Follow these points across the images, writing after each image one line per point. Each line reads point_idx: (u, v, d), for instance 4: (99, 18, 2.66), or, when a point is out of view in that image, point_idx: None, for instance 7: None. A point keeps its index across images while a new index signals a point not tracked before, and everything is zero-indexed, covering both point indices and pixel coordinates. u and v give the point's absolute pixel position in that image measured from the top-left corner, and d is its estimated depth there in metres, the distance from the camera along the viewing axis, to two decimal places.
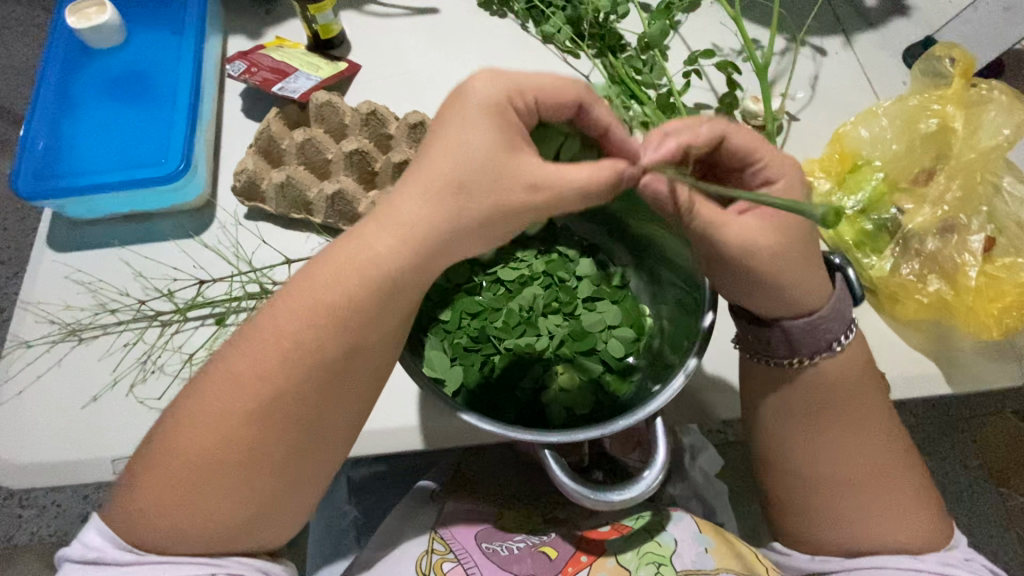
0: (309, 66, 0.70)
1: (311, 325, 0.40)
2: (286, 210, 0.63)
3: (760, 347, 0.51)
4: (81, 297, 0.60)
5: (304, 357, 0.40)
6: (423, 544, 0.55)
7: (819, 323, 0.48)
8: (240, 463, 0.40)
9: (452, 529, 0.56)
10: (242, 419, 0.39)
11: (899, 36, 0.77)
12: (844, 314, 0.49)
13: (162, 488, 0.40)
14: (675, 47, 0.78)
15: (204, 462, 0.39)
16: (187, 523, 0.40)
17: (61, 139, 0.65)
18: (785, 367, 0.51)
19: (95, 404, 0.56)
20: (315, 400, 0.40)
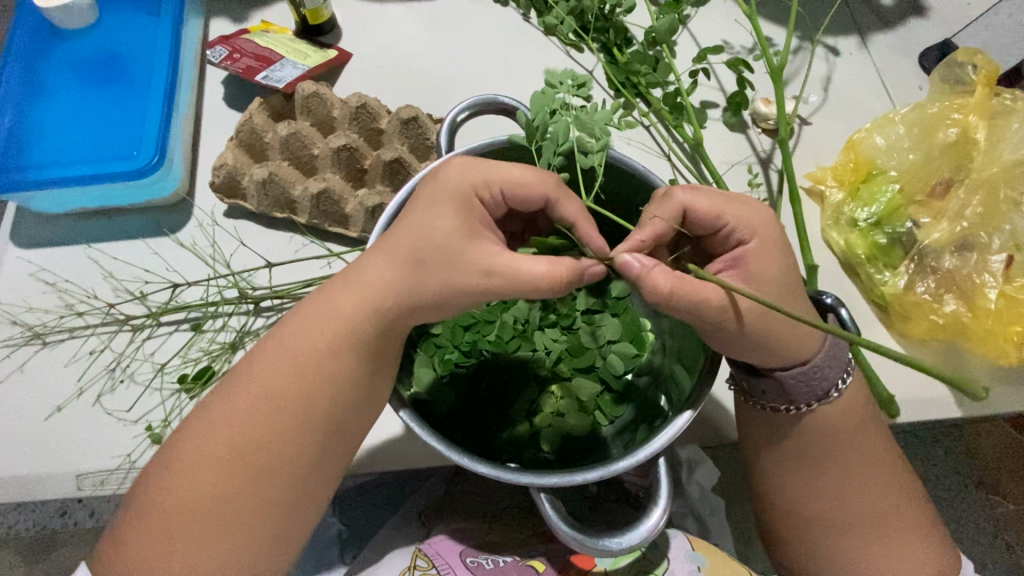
0: (295, 54, 0.66)
1: (283, 370, 0.42)
2: (268, 209, 0.59)
3: (808, 386, 0.45)
4: (46, 298, 0.56)
5: (263, 388, 0.42)
6: (406, 560, 0.52)
7: (814, 372, 0.45)
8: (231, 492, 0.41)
9: (435, 546, 0.52)
10: (232, 449, 0.41)
11: (917, 38, 0.74)
12: (839, 358, 0.46)
13: (165, 522, 0.41)
14: (683, 44, 0.74)
15: (200, 483, 0.41)
16: (182, 552, 0.40)
17: (28, 126, 0.60)
18: (831, 396, 0.46)
19: (59, 415, 0.52)
20: (295, 435, 0.42)
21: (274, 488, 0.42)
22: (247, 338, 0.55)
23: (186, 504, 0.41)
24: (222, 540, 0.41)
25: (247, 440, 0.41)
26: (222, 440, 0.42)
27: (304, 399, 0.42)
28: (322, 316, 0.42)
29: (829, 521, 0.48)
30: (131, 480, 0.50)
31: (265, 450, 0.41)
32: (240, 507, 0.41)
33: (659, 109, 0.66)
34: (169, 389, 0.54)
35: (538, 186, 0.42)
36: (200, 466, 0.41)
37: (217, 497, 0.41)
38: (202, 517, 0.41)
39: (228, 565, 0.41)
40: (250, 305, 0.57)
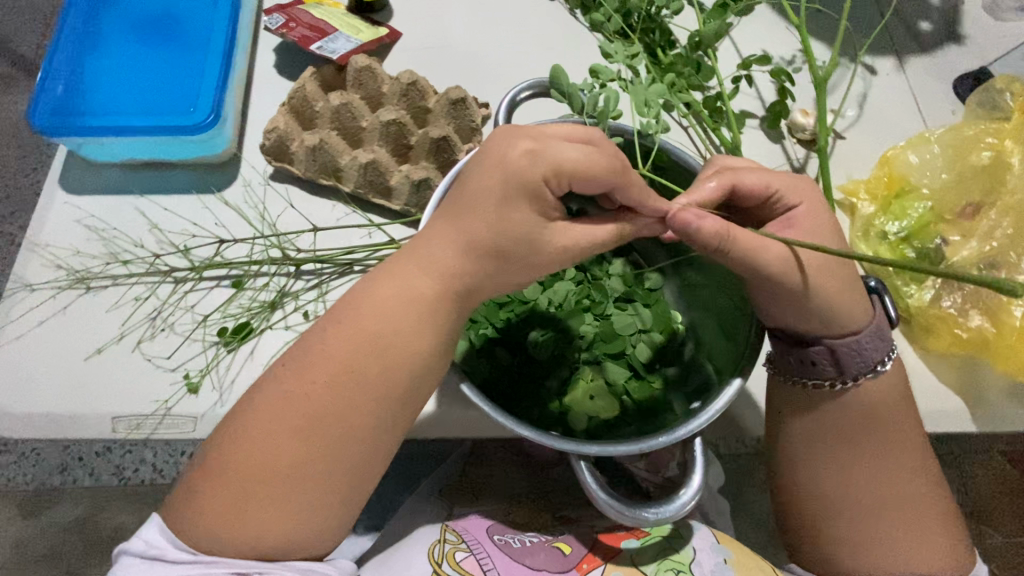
0: (349, 28, 0.67)
1: (334, 329, 0.43)
2: (315, 175, 0.60)
3: (852, 357, 0.47)
4: (93, 244, 0.57)
5: (313, 345, 0.43)
6: (435, 533, 0.52)
7: (865, 344, 0.47)
8: (274, 446, 0.41)
9: (463, 523, 0.54)
10: (279, 404, 0.42)
11: (953, 64, 0.75)
12: (886, 337, 0.48)
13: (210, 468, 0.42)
14: (726, 50, 0.75)
15: (246, 434, 0.42)
16: (224, 501, 0.41)
17: (85, 76, 0.61)
18: (875, 372, 0.48)
19: (99, 357, 0.53)
20: (338, 393, 0.42)
21: (317, 443, 0.42)
22: (287, 299, 0.56)
23: (233, 450, 0.42)
24: (266, 487, 0.41)
25: (294, 395, 0.42)
26: (271, 392, 0.43)
27: (349, 360, 0.42)
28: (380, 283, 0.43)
29: (848, 517, 0.50)
30: (165, 426, 0.51)
31: (313, 406, 0.42)
32: (281, 462, 0.41)
33: (699, 112, 0.68)
34: (209, 341, 0.55)
35: (605, 165, 0.40)
36: (246, 417, 0.42)
37: (259, 450, 0.41)
38: (246, 469, 0.41)
39: (269, 514, 0.41)
40: (292, 267, 0.58)
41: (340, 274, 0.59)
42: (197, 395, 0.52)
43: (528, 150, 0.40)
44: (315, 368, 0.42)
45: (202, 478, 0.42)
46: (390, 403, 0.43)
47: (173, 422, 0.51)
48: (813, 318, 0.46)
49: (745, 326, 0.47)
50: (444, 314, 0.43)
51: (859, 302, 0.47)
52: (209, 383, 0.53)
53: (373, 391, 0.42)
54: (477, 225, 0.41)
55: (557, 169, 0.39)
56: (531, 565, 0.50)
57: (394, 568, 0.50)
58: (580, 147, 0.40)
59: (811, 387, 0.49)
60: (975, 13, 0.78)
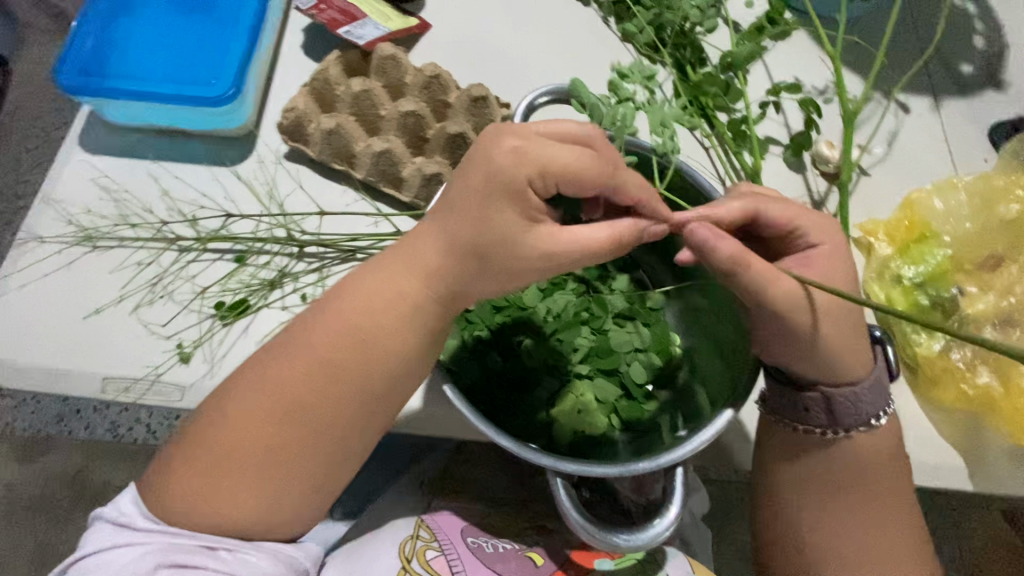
0: (379, 15, 0.67)
1: (321, 324, 0.43)
2: (328, 158, 0.60)
3: (847, 407, 0.46)
4: (104, 204, 0.58)
5: (299, 337, 0.43)
6: (407, 528, 0.53)
7: (862, 397, 0.46)
8: (250, 436, 0.41)
9: (438, 520, 0.54)
10: (257, 400, 0.42)
11: (991, 110, 0.73)
12: (884, 390, 0.47)
13: (184, 447, 0.42)
14: (757, 74, 0.74)
15: (222, 422, 0.42)
16: (193, 480, 0.41)
17: (115, 37, 0.62)
18: (868, 425, 0.47)
19: (97, 317, 0.54)
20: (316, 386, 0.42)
21: (310, 428, 0.42)
22: (287, 279, 0.57)
23: (226, 425, 0.41)
24: (252, 472, 0.41)
25: (271, 388, 0.42)
26: (252, 384, 0.42)
27: (330, 357, 0.42)
28: (367, 285, 0.43)
29: (827, 563, 0.48)
30: (154, 393, 0.52)
31: (290, 398, 0.42)
32: (256, 449, 0.41)
33: (720, 133, 0.67)
34: (205, 313, 0.55)
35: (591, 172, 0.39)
36: (223, 405, 0.42)
37: (233, 440, 0.41)
38: (219, 453, 0.41)
39: (239, 499, 0.41)
40: (295, 248, 0.58)
41: (342, 260, 0.58)
42: (188, 365, 0.52)
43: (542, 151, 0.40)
44: (296, 360, 0.42)
45: (183, 453, 0.42)
46: (382, 396, 0.43)
47: (162, 389, 0.52)
48: (812, 364, 0.45)
49: (743, 356, 0.46)
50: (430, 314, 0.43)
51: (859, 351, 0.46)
52: (201, 355, 0.53)
53: (370, 382, 0.42)
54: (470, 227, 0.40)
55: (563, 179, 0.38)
56: (501, 572, 0.51)
57: (361, 562, 0.51)
58: (571, 149, 0.40)
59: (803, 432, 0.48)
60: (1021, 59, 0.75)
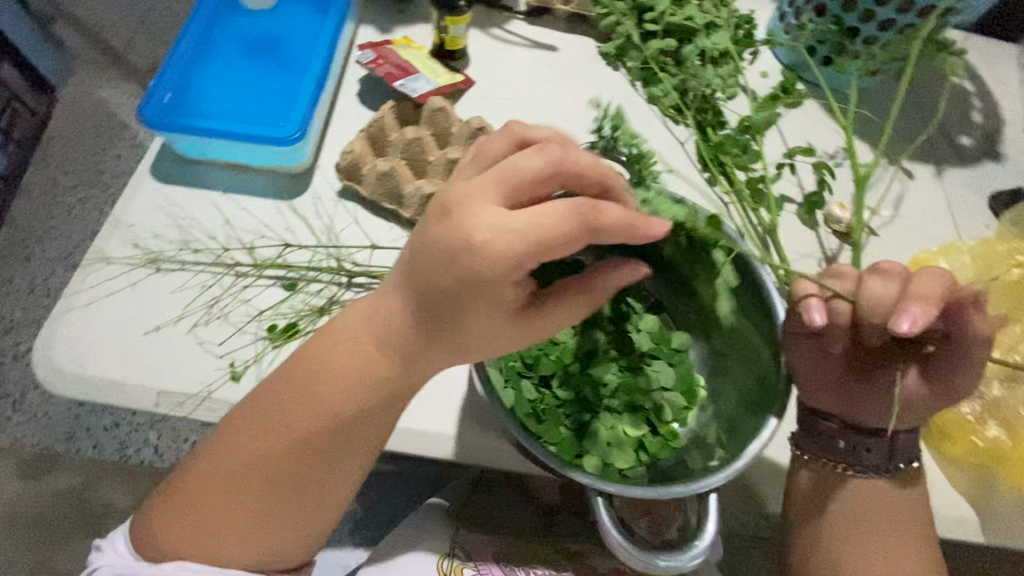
0: (430, 71, 0.74)
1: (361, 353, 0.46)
2: (379, 198, 0.65)
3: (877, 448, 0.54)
4: (168, 229, 0.63)
5: (360, 353, 0.46)
6: (442, 552, 0.56)
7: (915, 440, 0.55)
8: (267, 453, 0.47)
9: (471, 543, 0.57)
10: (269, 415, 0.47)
11: (989, 180, 0.79)
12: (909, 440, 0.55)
13: (189, 513, 0.48)
14: (772, 138, 0.80)
15: (257, 445, 0.47)
16: (213, 543, 0.48)
17: (194, 80, 0.68)
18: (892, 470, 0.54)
19: (156, 334, 0.57)
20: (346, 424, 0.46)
21: (287, 414, 0.46)
22: (335, 306, 0.60)
23: (248, 432, 0.47)
24: (244, 515, 0.48)
25: (283, 413, 0.46)
26: (284, 406, 0.47)
27: (342, 376, 0.46)
28: (379, 309, 0.45)
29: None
30: (204, 408, 0.54)
31: (292, 416, 0.46)
32: (241, 489, 0.47)
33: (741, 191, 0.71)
34: (258, 335, 0.58)
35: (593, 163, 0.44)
36: (267, 429, 0.47)
37: (264, 475, 0.47)
38: (202, 493, 0.48)
39: (254, 533, 0.48)
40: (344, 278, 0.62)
41: None
42: (238, 383, 0.55)
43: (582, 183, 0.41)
44: (325, 366, 0.46)
45: (198, 478, 0.48)
46: (316, 400, 0.46)
47: (212, 405, 0.54)
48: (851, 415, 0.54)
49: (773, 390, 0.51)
50: (409, 302, 0.44)
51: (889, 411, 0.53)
52: (253, 375, 0.56)
53: (326, 409, 0.46)
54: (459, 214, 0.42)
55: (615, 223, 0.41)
56: None
57: None
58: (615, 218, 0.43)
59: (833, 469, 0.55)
60: (1015, 136, 0.82)
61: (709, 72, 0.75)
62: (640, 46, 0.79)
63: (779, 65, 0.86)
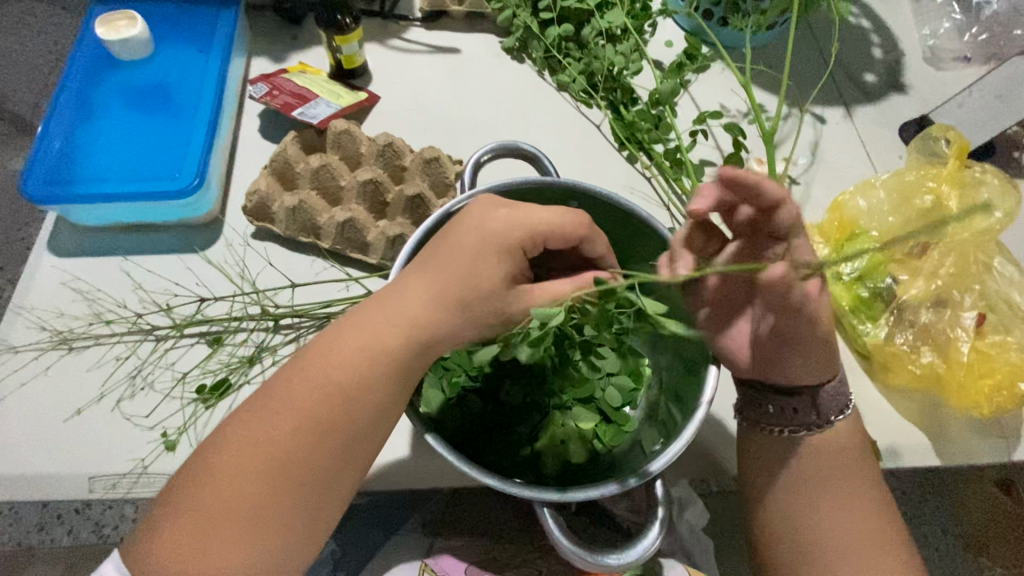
0: (329, 94, 0.71)
1: (379, 336, 0.44)
2: (294, 233, 0.63)
3: (797, 414, 0.53)
4: (76, 305, 0.59)
5: (376, 339, 0.44)
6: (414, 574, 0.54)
7: (840, 389, 0.52)
8: (266, 452, 0.43)
9: (442, 562, 0.55)
10: (268, 417, 0.44)
11: (895, 112, 0.81)
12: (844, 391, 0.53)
13: (183, 523, 0.42)
14: (685, 105, 0.80)
15: (253, 445, 0.43)
16: (206, 556, 0.41)
17: (79, 145, 0.65)
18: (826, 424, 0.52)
19: (79, 417, 0.54)
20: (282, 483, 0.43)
21: (282, 416, 0.43)
22: (265, 353, 0.58)
23: (239, 428, 0.44)
24: (233, 525, 0.42)
25: (286, 412, 0.43)
26: (279, 402, 0.44)
27: (358, 367, 0.44)
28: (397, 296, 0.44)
29: (800, 554, 0.51)
30: (142, 485, 0.52)
31: (295, 409, 0.43)
32: (229, 488, 0.42)
33: (660, 163, 0.71)
34: (188, 398, 0.56)
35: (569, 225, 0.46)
36: (261, 433, 0.43)
37: (255, 480, 0.42)
38: (193, 510, 0.42)
39: (237, 550, 0.42)
40: (270, 322, 0.60)
41: (318, 327, 0.60)
42: (174, 452, 0.53)
43: (505, 217, 0.45)
44: (328, 366, 0.44)
45: (186, 481, 0.43)
46: (328, 402, 0.44)
47: (149, 480, 0.52)
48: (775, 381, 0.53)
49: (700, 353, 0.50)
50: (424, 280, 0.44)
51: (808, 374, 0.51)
52: (187, 440, 0.54)
53: (336, 392, 0.44)
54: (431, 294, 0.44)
55: (535, 237, 0.45)
56: None
57: None
58: (552, 215, 0.46)
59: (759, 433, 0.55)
60: (917, 65, 0.84)
61: (610, 50, 0.74)
62: (540, 35, 0.78)
63: (682, 33, 0.86)
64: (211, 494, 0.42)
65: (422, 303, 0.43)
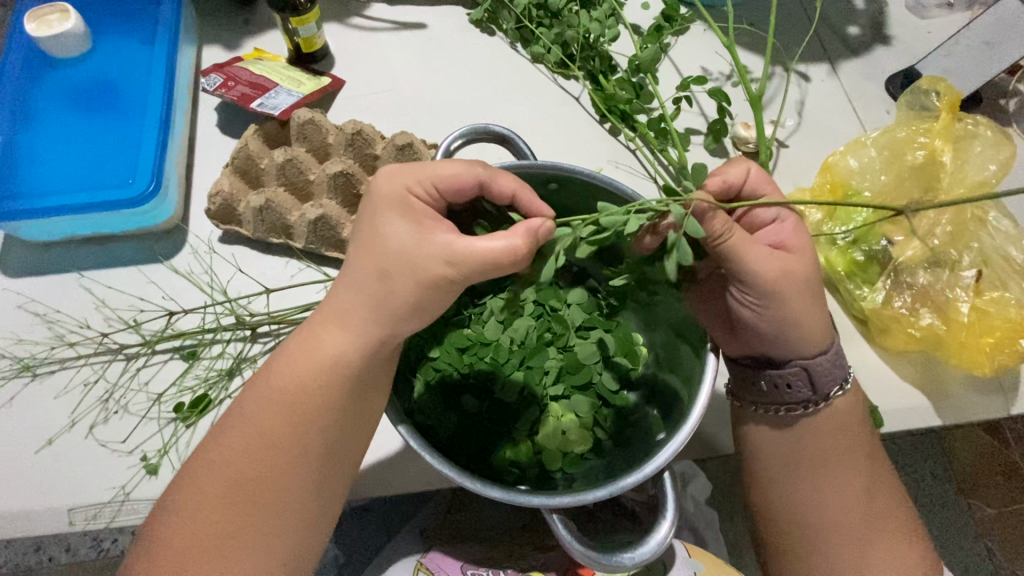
0: (289, 81, 0.67)
1: (359, 346, 0.41)
2: (265, 235, 0.59)
3: (789, 391, 0.49)
4: (37, 328, 0.56)
5: (347, 351, 0.41)
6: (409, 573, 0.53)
7: (832, 365, 0.48)
8: (251, 475, 0.40)
9: (437, 560, 0.53)
10: (248, 441, 0.41)
11: (883, 65, 0.78)
12: (844, 362, 0.49)
13: (171, 557, 0.40)
14: (666, 71, 0.77)
15: (237, 470, 0.41)
16: None
17: (21, 154, 0.60)
18: (822, 404, 0.49)
19: (50, 448, 0.51)
20: (271, 507, 0.40)
21: (265, 439, 0.41)
22: (245, 364, 0.55)
23: (220, 453, 0.41)
24: (219, 557, 0.40)
25: (269, 432, 0.41)
26: (260, 422, 0.41)
27: (340, 378, 0.41)
28: (370, 307, 0.40)
29: (803, 536, 0.51)
30: (126, 513, 0.49)
31: (277, 427, 0.41)
32: (213, 517, 0.40)
33: (644, 134, 0.68)
34: (166, 418, 0.53)
35: (468, 174, 0.43)
36: (244, 454, 0.41)
37: (243, 508, 0.40)
38: (178, 544, 0.40)
39: None
40: (247, 331, 0.57)
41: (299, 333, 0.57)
42: (156, 476, 0.50)
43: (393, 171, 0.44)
44: (305, 381, 0.41)
45: (171, 510, 0.41)
46: (312, 419, 0.41)
47: (133, 507, 0.49)
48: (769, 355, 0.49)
49: (698, 334, 0.46)
50: (404, 279, 0.40)
51: (800, 345, 0.48)
52: (169, 462, 0.51)
53: (319, 407, 0.41)
54: (368, 297, 0.40)
55: (420, 179, 0.43)
56: None
57: None
58: (450, 166, 0.44)
59: (752, 414, 0.52)
60: (900, 13, 0.81)
61: (585, 16, 0.70)
62: (510, 4, 0.73)
63: None
64: (198, 524, 0.40)
65: (404, 308, 0.40)
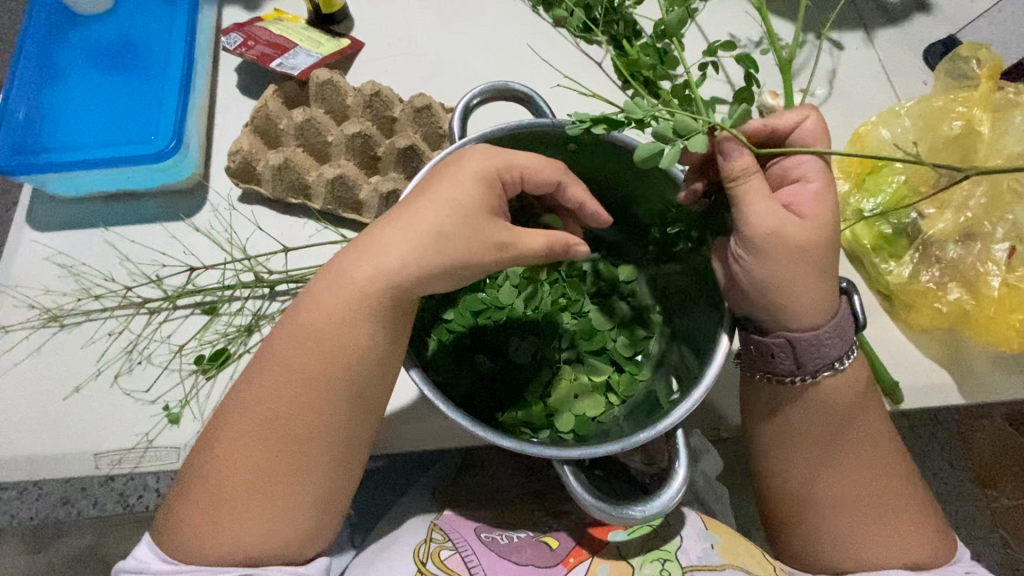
0: (309, 42, 0.66)
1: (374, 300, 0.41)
2: (283, 194, 0.59)
3: (774, 361, 0.48)
4: (63, 280, 0.57)
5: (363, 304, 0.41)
6: (422, 532, 0.53)
7: (824, 340, 0.46)
8: (267, 423, 0.41)
9: (450, 521, 0.54)
10: (264, 390, 0.42)
11: (921, 34, 0.74)
12: (847, 334, 0.47)
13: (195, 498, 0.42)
14: (692, 37, 0.75)
15: (253, 417, 0.42)
16: (212, 528, 0.41)
17: (46, 110, 0.61)
18: (812, 377, 0.48)
19: (78, 395, 0.53)
20: (286, 454, 0.41)
21: (281, 387, 0.42)
22: (263, 321, 0.56)
23: (238, 401, 0.42)
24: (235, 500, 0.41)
25: (285, 381, 0.42)
26: (276, 372, 0.42)
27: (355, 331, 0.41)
28: (387, 260, 0.41)
29: (812, 506, 0.50)
30: (148, 460, 0.51)
31: (292, 378, 0.42)
32: (231, 460, 0.41)
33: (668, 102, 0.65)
34: (187, 370, 0.54)
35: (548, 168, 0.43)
36: (261, 402, 0.42)
37: (259, 452, 0.41)
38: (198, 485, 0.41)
39: (247, 521, 0.41)
40: (266, 289, 0.58)
41: None
42: (178, 426, 0.51)
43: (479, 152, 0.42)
44: (322, 333, 0.42)
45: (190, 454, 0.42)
46: (326, 370, 0.42)
47: (155, 455, 0.51)
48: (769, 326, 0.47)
49: (716, 297, 0.46)
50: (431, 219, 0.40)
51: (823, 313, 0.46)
52: (190, 413, 0.52)
53: (334, 358, 0.42)
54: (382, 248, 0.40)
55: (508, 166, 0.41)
56: (518, 561, 0.50)
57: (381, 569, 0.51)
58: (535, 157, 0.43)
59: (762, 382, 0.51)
60: None
61: None
62: None
63: None
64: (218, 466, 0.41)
65: (419, 261, 0.40)
